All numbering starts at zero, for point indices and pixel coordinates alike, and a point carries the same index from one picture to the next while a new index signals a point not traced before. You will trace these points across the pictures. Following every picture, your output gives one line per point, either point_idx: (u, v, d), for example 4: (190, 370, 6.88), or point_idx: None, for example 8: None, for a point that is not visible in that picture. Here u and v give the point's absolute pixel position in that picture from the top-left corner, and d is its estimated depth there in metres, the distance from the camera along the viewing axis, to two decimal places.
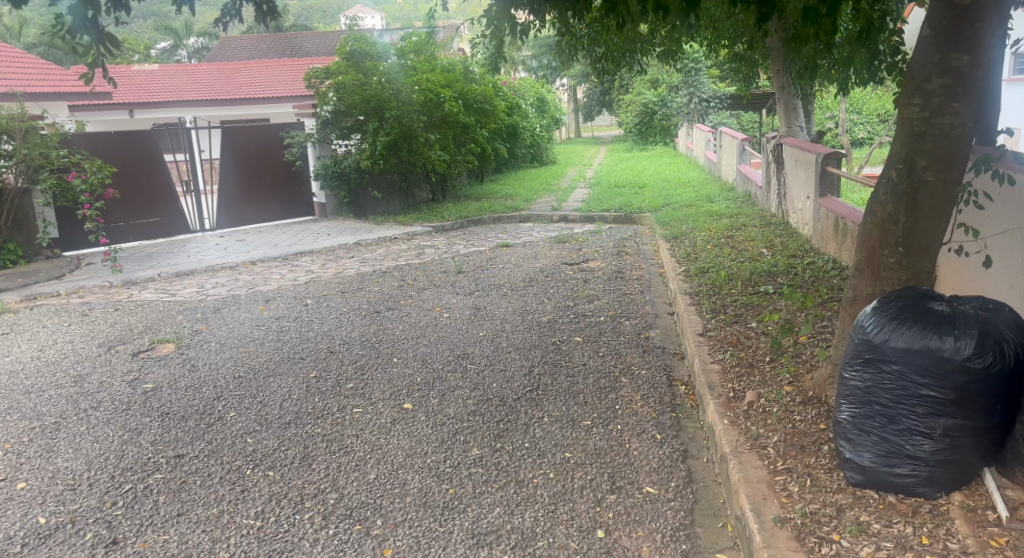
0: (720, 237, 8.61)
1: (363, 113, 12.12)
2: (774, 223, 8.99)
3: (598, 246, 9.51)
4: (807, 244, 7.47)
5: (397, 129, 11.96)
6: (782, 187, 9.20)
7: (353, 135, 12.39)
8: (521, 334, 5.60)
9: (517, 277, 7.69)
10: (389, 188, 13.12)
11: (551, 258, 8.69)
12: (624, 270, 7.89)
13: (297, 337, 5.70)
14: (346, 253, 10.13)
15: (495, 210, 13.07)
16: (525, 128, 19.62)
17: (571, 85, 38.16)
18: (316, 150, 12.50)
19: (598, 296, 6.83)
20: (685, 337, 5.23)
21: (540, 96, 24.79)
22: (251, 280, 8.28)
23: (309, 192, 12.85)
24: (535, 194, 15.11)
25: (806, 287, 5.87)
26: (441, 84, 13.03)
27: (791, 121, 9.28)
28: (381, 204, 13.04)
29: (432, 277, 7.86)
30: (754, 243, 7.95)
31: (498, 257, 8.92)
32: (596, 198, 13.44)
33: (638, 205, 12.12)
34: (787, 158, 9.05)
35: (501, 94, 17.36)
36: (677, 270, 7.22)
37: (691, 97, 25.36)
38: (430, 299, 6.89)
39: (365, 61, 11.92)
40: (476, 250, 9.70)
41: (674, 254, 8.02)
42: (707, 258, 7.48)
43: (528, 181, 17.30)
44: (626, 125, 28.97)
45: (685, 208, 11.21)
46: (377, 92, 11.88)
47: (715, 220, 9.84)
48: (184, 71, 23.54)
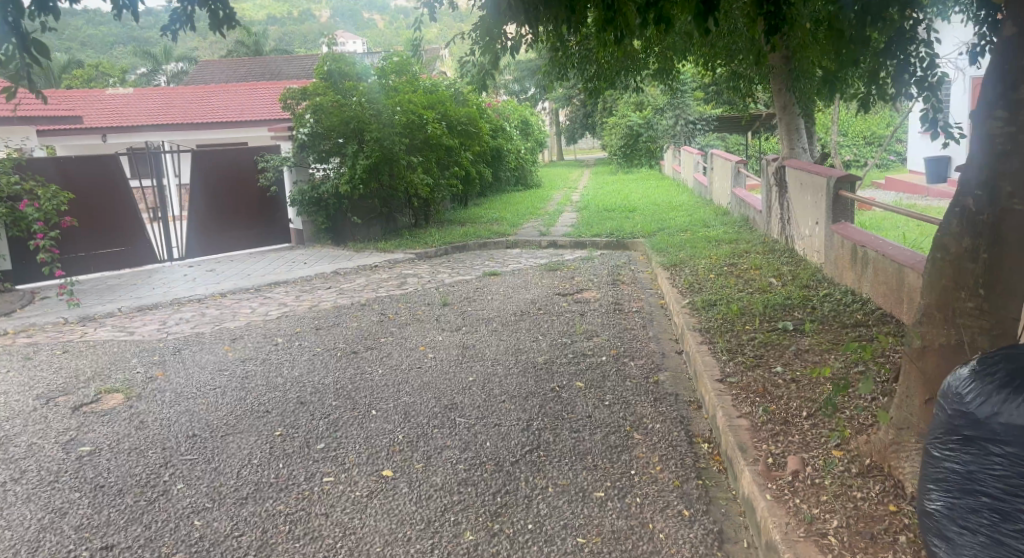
0: (722, 265, 8.11)
1: (342, 135, 11.56)
2: (778, 250, 8.51)
3: (591, 274, 8.96)
4: (817, 273, 6.97)
5: (378, 151, 11.39)
6: (785, 212, 8.73)
7: (332, 158, 11.83)
8: (516, 378, 5.03)
9: (507, 310, 7.12)
10: (370, 213, 12.47)
11: (543, 288, 8.13)
12: (622, 302, 7.34)
13: (264, 384, 5.08)
14: (323, 283, 9.52)
15: (481, 235, 12.51)
16: (509, 151, 19.13)
17: (554, 107, 37.86)
18: (292, 175, 11.92)
19: (596, 331, 6.27)
20: (701, 382, 4.68)
21: (524, 119, 24.38)
22: (218, 315, 7.64)
23: (285, 218, 12.25)
24: (521, 218, 14.57)
25: (827, 323, 5.36)
26: (423, 106, 12.54)
27: (792, 142, 8.82)
28: (362, 230, 12.39)
29: (415, 310, 7.27)
30: (760, 271, 7.44)
31: (486, 287, 8.34)
32: (585, 222, 12.92)
33: (630, 230, 11.61)
34: (790, 182, 8.60)
35: (485, 115, 16.86)
36: (681, 303, 6.70)
37: (677, 119, 25.05)
38: (413, 335, 6.30)
39: (343, 82, 11.50)
40: (462, 280, 9.12)
41: (675, 284, 7.50)
42: (712, 290, 6.96)
43: (513, 205, 16.76)
44: (611, 147, 28.62)
45: (680, 233, 10.71)
46: (356, 113, 11.34)
47: (713, 246, 9.36)
48: (159, 94, 22.92)
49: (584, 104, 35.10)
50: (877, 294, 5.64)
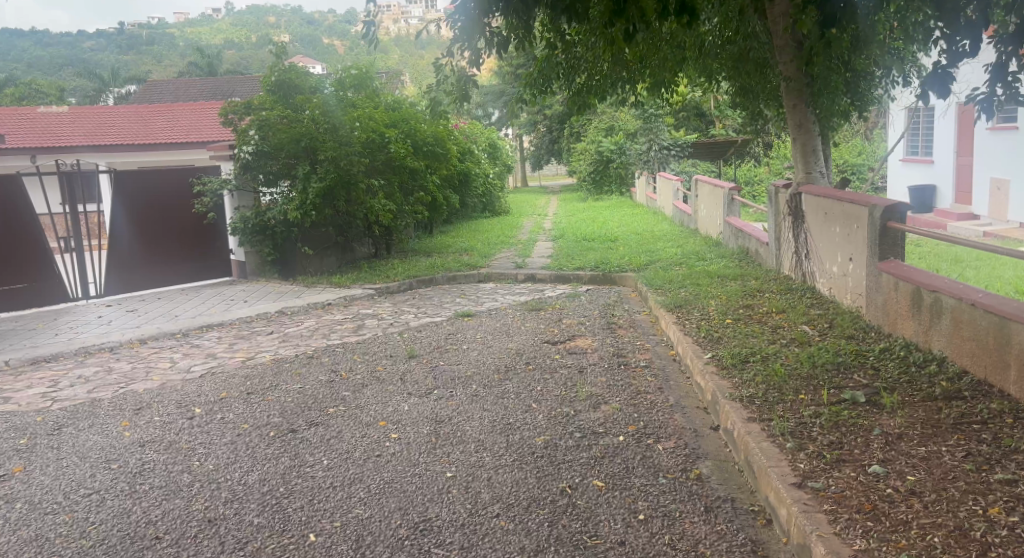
0: (736, 307, 6.95)
1: (295, 155, 10.27)
2: (796, 290, 7.39)
3: (582, 316, 7.73)
4: (859, 321, 5.83)
5: (333, 173, 10.09)
6: (802, 246, 7.63)
7: (282, 181, 10.44)
8: (510, 474, 3.73)
9: (489, 365, 5.83)
10: (323, 243, 11.03)
11: (528, 334, 6.85)
12: (625, 354, 6.10)
13: (162, 486, 3.68)
14: (267, 326, 8.12)
15: (449, 267, 11.24)
16: (476, 175, 17.94)
17: (519, 133, 36.97)
18: (233, 200, 10.52)
19: (603, 396, 5.00)
20: (766, 484, 3.43)
21: (491, 142, 23.27)
22: (129, 371, 6.19)
23: (224, 248, 10.82)
24: (493, 248, 13.34)
25: (905, 391, 4.19)
26: (386, 123, 11.42)
27: (808, 165, 7.71)
28: (316, 262, 10.93)
29: (374, 365, 5.93)
30: (786, 319, 6.29)
31: (460, 332, 7.05)
32: (566, 253, 11.75)
33: (617, 262, 10.43)
34: (807, 211, 7.51)
35: (452, 137, 15.66)
36: (700, 357, 5.48)
37: (649, 145, 23.70)
38: (372, 403, 4.95)
39: (295, 96, 10.36)
40: (431, 322, 7.82)
41: (686, 331, 6.30)
42: (736, 341, 5.76)
43: (482, 234, 15.51)
44: (580, 173, 27.68)
45: (674, 267, 9.55)
46: (308, 128, 10.05)
47: (716, 283, 8.23)
48: (97, 114, 21.20)
49: (551, 129, 34.28)
50: (954, 352, 4.51)
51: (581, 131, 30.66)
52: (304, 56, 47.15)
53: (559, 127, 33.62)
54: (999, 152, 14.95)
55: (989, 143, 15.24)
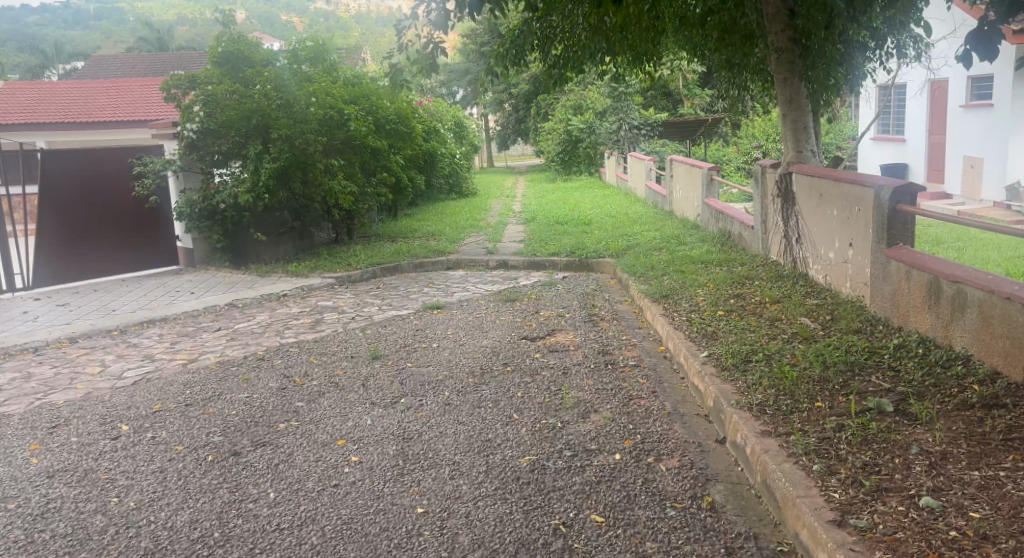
0: (726, 297, 6.45)
1: (245, 134, 9.49)
2: (788, 277, 6.91)
3: (560, 307, 7.19)
4: (864, 313, 5.34)
5: (288, 153, 9.35)
6: (793, 230, 7.14)
7: (233, 162, 9.66)
8: (491, 509, 3.16)
9: (462, 367, 5.24)
10: (279, 229, 10.31)
11: (503, 329, 6.28)
12: (610, 353, 5.56)
13: (68, 534, 3.04)
14: (216, 322, 7.41)
15: (415, 253, 10.60)
16: (443, 155, 17.27)
17: (485, 112, 36.19)
18: (178, 181, 9.71)
19: (591, 404, 4.45)
20: (795, 518, 2.90)
21: (457, 121, 22.54)
22: (51, 378, 5.47)
23: (171, 234, 10.04)
24: (461, 232, 12.73)
25: (936, 396, 3.70)
26: (344, 99, 10.73)
27: (799, 143, 7.20)
28: (272, 249, 10.17)
29: (334, 369, 5.31)
30: (783, 311, 5.79)
31: (429, 328, 6.45)
32: (538, 237, 11.19)
33: (594, 247, 9.90)
34: (799, 192, 7.00)
35: (417, 116, 14.93)
36: (695, 355, 4.96)
37: (619, 124, 23.14)
38: (330, 417, 4.33)
39: (244, 70, 9.53)
40: (397, 315, 7.20)
41: (676, 325, 5.77)
42: (733, 335, 5.24)
43: (449, 217, 14.86)
44: (548, 154, 27.09)
45: (654, 252, 9.05)
46: (259, 104, 9.27)
47: (701, 270, 7.73)
48: (37, 89, 19.95)
49: (517, 108, 33.57)
50: (982, 351, 4.03)
51: (548, 110, 30.01)
52: (261, 33, 45.61)
53: (526, 107, 32.93)
54: (975, 129, 14.55)
55: (961, 121, 14.94)
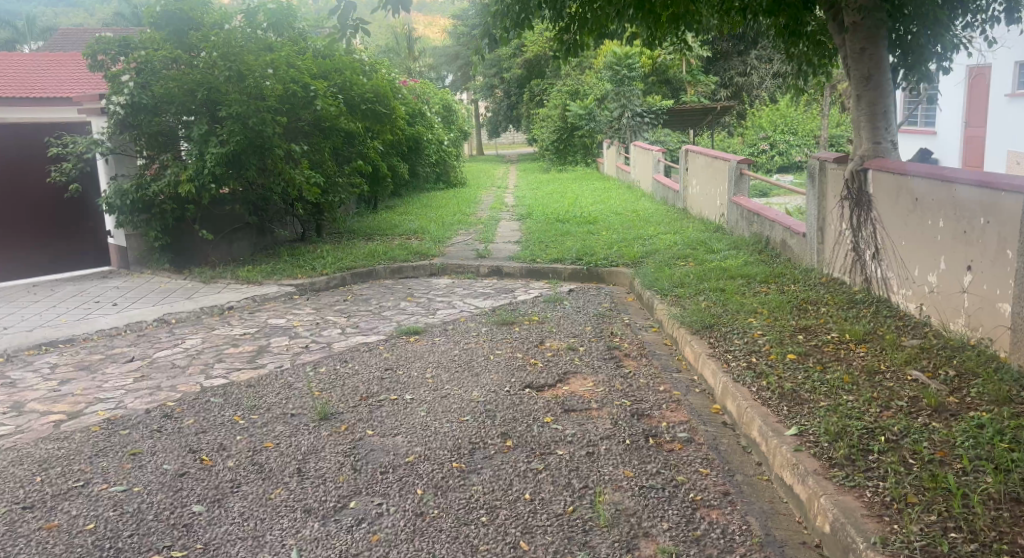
0: (790, 332, 4.95)
1: (190, 110, 7.89)
2: (862, 303, 5.42)
3: (569, 336, 5.73)
4: (1002, 368, 3.84)
5: (240, 135, 7.76)
6: (868, 242, 5.63)
7: (175, 144, 8.09)
8: None
9: (442, 440, 3.72)
10: (232, 225, 8.84)
11: (499, 371, 4.77)
12: (648, 418, 4.04)
13: None
14: (133, 346, 5.86)
15: (393, 255, 9.11)
16: (429, 141, 15.77)
17: (475, 97, 34.48)
18: (109, 166, 8.13)
19: (638, 519, 2.94)
20: None
21: (446, 103, 20.99)
22: None
23: (102, 230, 8.57)
24: (448, 229, 11.19)
25: None
26: (312, 72, 9.22)
27: (876, 132, 5.67)
28: (222, 248, 8.70)
29: (262, 440, 3.79)
30: (880, 357, 4.28)
31: (402, 367, 4.95)
32: (538, 237, 9.74)
33: (605, 252, 8.41)
34: (880, 195, 5.47)
35: (399, 96, 13.32)
36: (779, 434, 3.44)
37: (622, 111, 21.02)
38: (234, 543, 2.81)
39: (187, 36, 7.92)
40: (364, 343, 5.70)
41: (736, 378, 4.26)
42: (825, 401, 3.73)
43: (436, 210, 13.38)
44: (543, 142, 25.50)
45: (677, 261, 7.61)
46: (205, 75, 7.70)
47: (743, 291, 6.26)
48: None
49: (509, 94, 31.88)
50: None
51: (542, 96, 28.36)
52: None
53: (518, 92, 31.24)
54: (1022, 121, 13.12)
55: (1006, 112, 13.50)
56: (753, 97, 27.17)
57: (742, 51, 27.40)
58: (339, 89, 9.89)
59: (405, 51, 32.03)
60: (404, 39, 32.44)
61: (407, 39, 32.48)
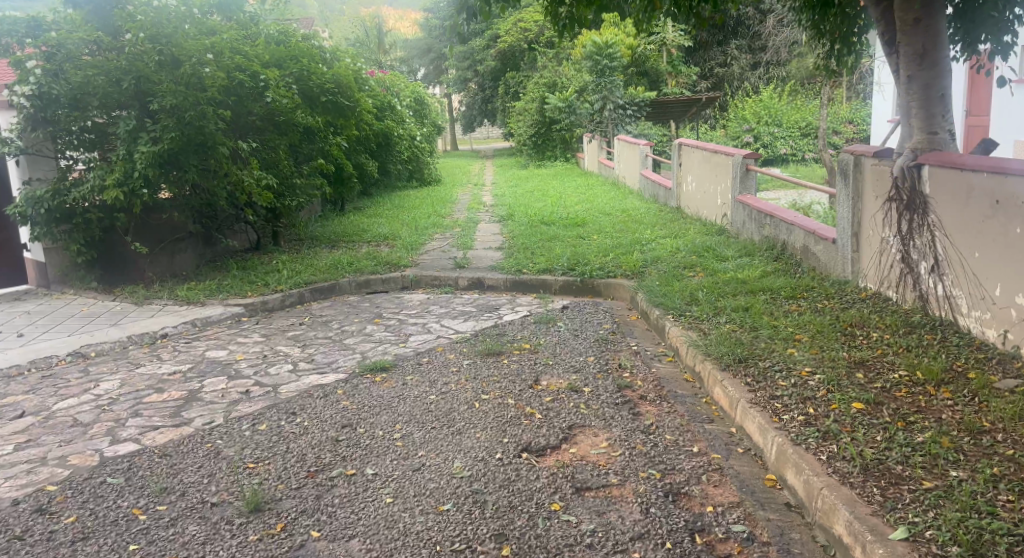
0: (845, 368, 3.99)
1: (116, 102, 6.78)
2: (921, 326, 4.49)
3: (569, 369, 4.79)
4: None
5: (176, 131, 6.69)
6: (925, 253, 4.69)
7: (100, 141, 6.97)
8: None
9: (414, 548, 2.71)
10: (172, 234, 7.80)
11: (487, 429, 3.78)
12: (686, 500, 3.06)
13: None
14: (32, 392, 4.76)
15: (359, 264, 8.09)
16: (400, 137, 14.74)
17: (449, 91, 33.37)
18: (22, 168, 6.96)
19: None
20: None
21: (418, 97, 19.92)
22: None
23: (16, 243, 7.40)
24: (422, 233, 10.19)
25: None
26: (263, 59, 8.15)
27: (931, 121, 4.75)
28: (162, 263, 7.66)
29: (163, 552, 2.74)
30: (978, 408, 3.32)
31: (364, 422, 3.95)
32: (522, 242, 8.79)
33: (600, 261, 7.47)
34: (941, 194, 4.53)
35: (365, 88, 12.24)
36: (883, 540, 2.46)
37: (603, 104, 19.96)
38: None
39: (111, 15, 6.81)
40: (320, 385, 4.68)
41: (796, 440, 3.28)
42: (930, 479, 2.77)
43: (408, 211, 12.38)
44: (520, 136, 24.52)
45: (683, 271, 6.72)
46: (133, 62, 6.63)
47: (770, 309, 5.30)
48: None
49: (483, 87, 30.83)
50: None
51: (518, 90, 27.38)
52: None
53: (492, 85, 30.17)
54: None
55: (1011, 99, 12.73)
56: (734, 88, 26.43)
57: (721, 41, 26.62)
58: (295, 80, 8.79)
59: (375, 43, 30.77)
60: (373, 32, 31.20)
61: (377, 30, 31.22)
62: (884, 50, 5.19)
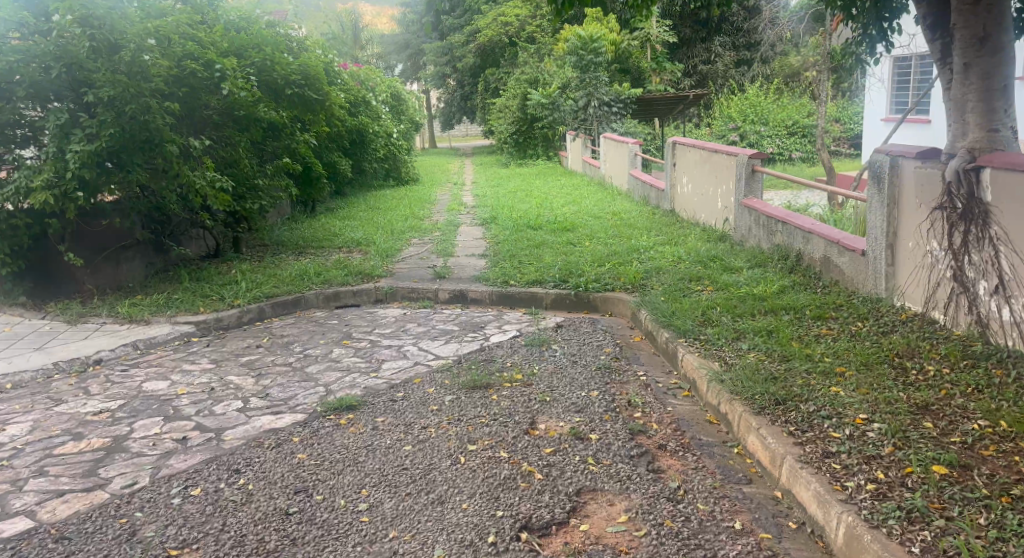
0: (909, 414, 3.28)
1: (49, 91, 6.02)
2: (985, 357, 3.80)
3: (569, 407, 4.08)
4: None
5: (114, 127, 5.91)
6: (985, 270, 4.02)
7: (34, 137, 6.21)
8: None
9: None
10: (119, 241, 6.96)
11: (475, 497, 3.06)
12: None
13: None
14: None
15: (328, 274, 7.30)
16: (375, 133, 13.94)
17: (427, 87, 32.48)
18: None
19: None
20: None
21: (395, 93, 19.14)
22: None
23: None
24: (398, 237, 9.42)
25: None
26: (218, 47, 7.34)
27: (989, 118, 4.10)
28: (105, 273, 6.83)
29: None
30: None
31: (324, 487, 3.21)
32: (506, 249, 8.06)
33: (595, 271, 6.77)
34: (1006, 203, 3.86)
35: (336, 81, 11.43)
36: None
37: (587, 101, 19.31)
38: None
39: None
40: (274, 430, 3.93)
41: (871, 520, 2.56)
42: None
43: (384, 212, 11.61)
44: (500, 134, 23.80)
45: (689, 284, 6.03)
46: (62, 47, 5.83)
47: (797, 333, 4.59)
48: None
49: (462, 84, 30.03)
50: None
51: (498, 86, 26.66)
52: None
53: (472, 82, 29.38)
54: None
55: None
56: (718, 86, 25.87)
57: (705, 37, 26.05)
58: (256, 71, 7.96)
59: (350, 38, 29.79)
60: (349, 27, 30.29)
61: (352, 24, 30.24)
62: (926, 34, 4.52)
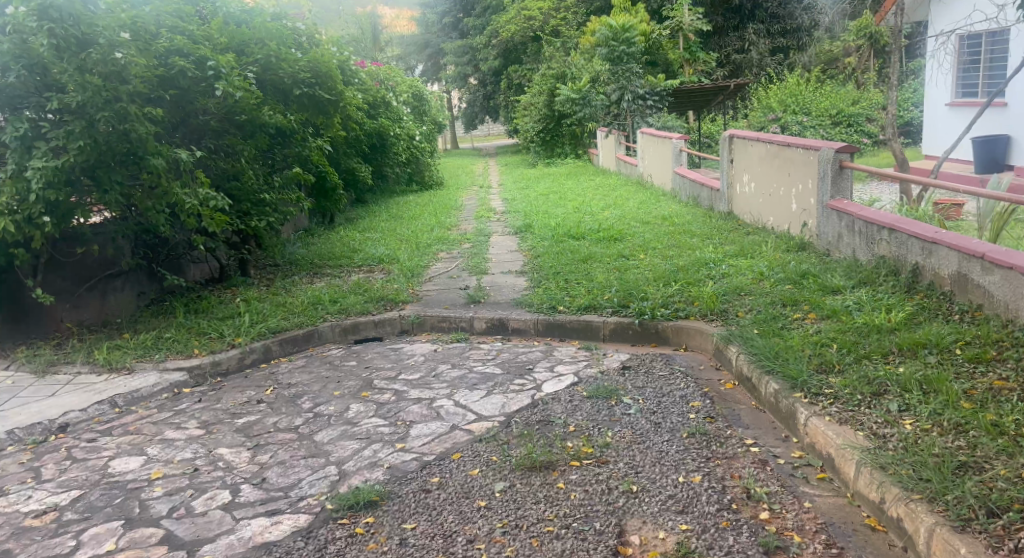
0: None
1: (11, 98, 5.06)
2: None
3: (667, 500, 2.99)
4: None
5: (84, 139, 4.94)
6: None
7: None
8: None
9: None
10: (104, 270, 6.01)
11: None
12: None
13: None
14: None
15: (344, 300, 6.26)
16: (396, 136, 12.93)
17: (448, 87, 31.46)
18: None
19: None
20: None
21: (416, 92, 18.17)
22: None
23: None
24: (424, 252, 8.35)
25: None
26: (214, 41, 6.34)
27: None
28: (87, 308, 5.89)
29: None
30: None
31: None
32: (548, 265, 6.97)
33: (660, 292, 5.64)
34: None
35: (351, 80, 10.40)
36: None
37: (620, 94, 18.07)
38: None
39: None
40: (268, 544, 2.89)
41: None
42: None
43: (407, 222, 10.57)
44: (526, 132, 22.67)
45: (785, 310, 4.88)
46: (21, 44, 4.86)
47: (961, 386, 3.41)
48: None
49: (484, 82, 28.97)
50: None
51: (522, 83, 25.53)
52: None
53: (494, 80, 28.30)
54: None
55: None
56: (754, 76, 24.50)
57: (738, 25, 24.70)
58: (260, 69, 6.96)
59: (370, 38, 28.92)
60: (367, 27, 29.40)
61: (371, 24, 29.32)
62: None
